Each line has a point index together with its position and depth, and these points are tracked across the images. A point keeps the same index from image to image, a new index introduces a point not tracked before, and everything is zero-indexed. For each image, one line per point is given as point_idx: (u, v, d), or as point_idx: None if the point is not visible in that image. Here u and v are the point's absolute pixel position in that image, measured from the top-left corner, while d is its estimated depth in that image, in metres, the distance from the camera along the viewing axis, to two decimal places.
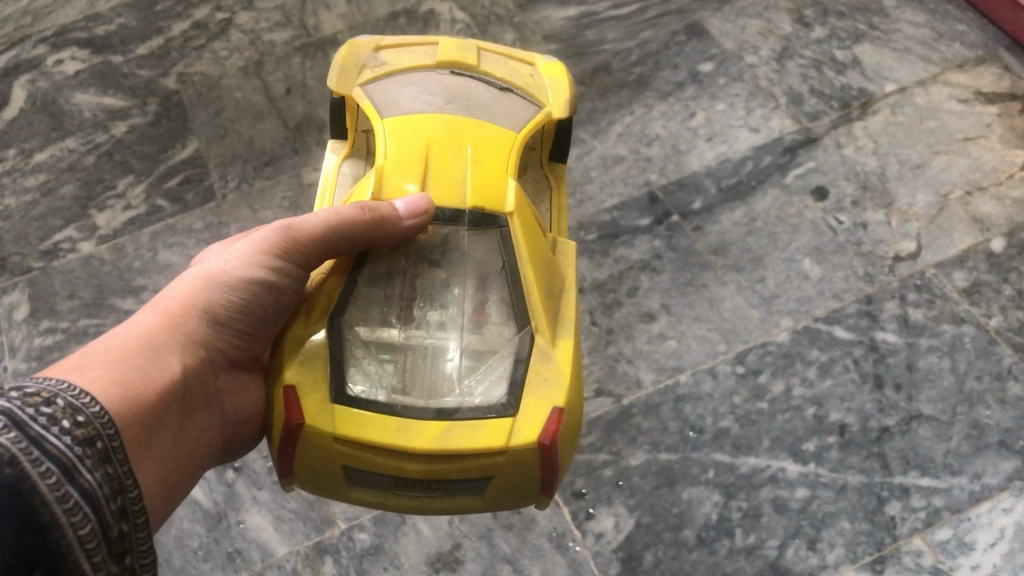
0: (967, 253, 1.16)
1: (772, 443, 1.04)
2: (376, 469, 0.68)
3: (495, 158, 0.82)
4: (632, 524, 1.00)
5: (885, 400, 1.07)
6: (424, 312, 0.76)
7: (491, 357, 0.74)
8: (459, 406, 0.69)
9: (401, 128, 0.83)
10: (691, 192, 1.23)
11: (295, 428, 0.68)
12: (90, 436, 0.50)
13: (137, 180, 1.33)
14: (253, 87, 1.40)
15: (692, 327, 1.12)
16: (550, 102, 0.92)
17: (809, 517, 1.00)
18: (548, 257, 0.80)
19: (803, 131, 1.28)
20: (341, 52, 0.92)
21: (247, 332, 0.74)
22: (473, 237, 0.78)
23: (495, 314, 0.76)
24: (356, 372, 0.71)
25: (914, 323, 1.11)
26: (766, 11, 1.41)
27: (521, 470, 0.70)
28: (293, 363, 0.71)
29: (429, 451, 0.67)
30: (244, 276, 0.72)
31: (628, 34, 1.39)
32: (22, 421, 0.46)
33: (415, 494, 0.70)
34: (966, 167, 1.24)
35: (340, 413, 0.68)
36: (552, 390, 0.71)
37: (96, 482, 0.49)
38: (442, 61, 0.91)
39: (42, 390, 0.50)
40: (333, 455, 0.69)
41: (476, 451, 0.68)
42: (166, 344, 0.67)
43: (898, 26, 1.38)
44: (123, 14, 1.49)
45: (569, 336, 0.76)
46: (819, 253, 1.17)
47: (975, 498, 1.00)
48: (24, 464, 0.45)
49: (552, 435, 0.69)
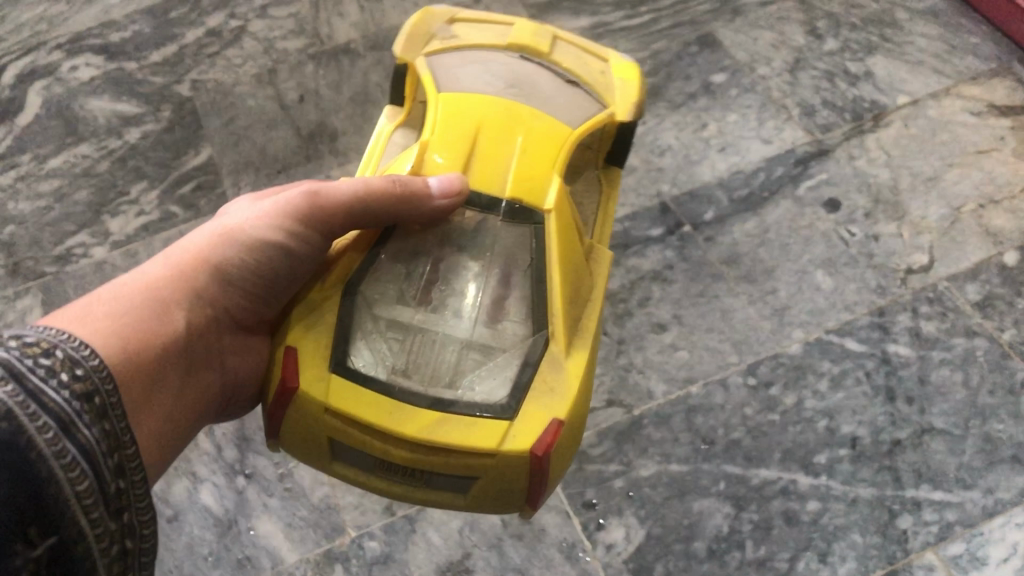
0: (980, 266, 1.16)
1: (783, 456, 1.04)
2: (361, 446, 0.70)
3: (544, 151, 0.81)
4: (643, 535, 1.00)
5: (897, 413, 1.06)
6: (438, 294, 0.76)
7: (499, 355, 0.73)
8: (456, 399, 0.70)
9: (456, 101, 0.83)
10: (703, 203, 1.23)
11: (289, 391, 0.70)
12: (87, 391, 0.50)
13: (150, 187, 1.34)
14: (266, 95, 1.41)
15: (704, 338, 1.12)
16: (615, 104, 0.92)
17: (820, 530, 1.00)
18: (578, 265, 0.80)
19: (815, 143, 1.28)
20: (415, 18, 0.94)
21: (258, 295, 0.75)
22: (507, 228, 0.78)
23: (513, 311, 0.76)
24: (362, 345, 0.73)
25: (927, 336, 1.11)
26: (778, 22, 1.41)
27: (507, 475, 0.70)
28: (300, 327, 0.73)
29: (416, 440, 0.68)
30: (262, 239, 0.72)
31: (640, 44, 1.39)
32: (19, 373, 0.46)
33: (396, 477, 0.71)
34: (979, 180, 1.23)
35: (337, 387, 0.70)
36: (555, 401, 0.71)
37: (92, 438, 0.49)
38: (514, 44, 0.92)
39: (41, 341, 0.50)
40: (321, 424, 0.70)
41: (465, 449, 0.68)
42: (173, 301, 0.68)
43: (911, 38, 1.38)
44: (137, 21, 1.50)
45: (584, 351, 0.76)
46: (831, 265, 1.17)
47: (987, 513, 1.00)
48: (23, 418, 0.44)
49: (546, 448, 0.69)
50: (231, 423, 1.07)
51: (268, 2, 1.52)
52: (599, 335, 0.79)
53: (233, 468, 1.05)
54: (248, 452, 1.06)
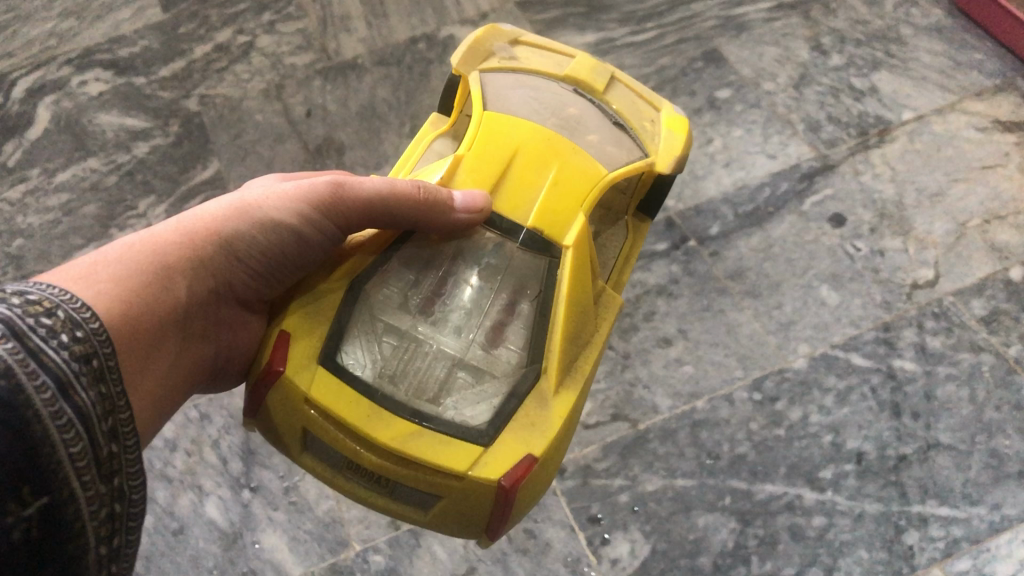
0: (986, 281, 1.16)
1: (788, 471, 1.04)
2: (332, 443, 0.70)
3: (575, 187, 0.82)
4: (648, 550, 0.99)
5: (903, 428, 1.06)
6: (439, 307, 0.77)
7: (490, 381, 0.73)
8: (437, 416, 0.70)
9: (499, 123, 0.84)
10: (709, 217, 1.23)
11: (272, 374, 0.70)
12: (86, 353, 0.49)
13: (158, 201, 1.35)
14: (273, 110, 1.42)
15: (709, 353, 1.12)
16: (657, 154, 0.91)
17: (826, 545, 0.99)
18: (587, 303, 0.80)
19: (820, 158, 1.28)
20: (480, 34, 0.96)
21: (263, 274, 0.74)
22: (521, 256, 0.78)
23: (512, 338, 0.76)
24: (357, 345, 0.73)
25: (932, 351, 1.11)
26: (783, 38, 1.42)
27: (468, 499, 0.70)
28: (297, 314, 0.73)
29: (388, 447, 0.68)
30: (276, 217, 0.71)
31: (646, 60, 1.40)
32: (21, 331, 0.45)
33: (362, 479, 0.72)
34: (985, 195, 1.24)
35: (325, 380, 0.70)
36: (535, 437, 0.71)
37: (89, 402, 0.48)
38: (569, 76, 0.94)
39: (43, 299, 0.49)
40: (298, 415, 0.71)
41: (434, 466, 0.68)
42: (181, 268, 0.66)
43: (915, 54, 1.39)
44: (146, 36, 1.52)
45: (574, 392, 0.75)
46: (836, 280, 1.17)
47: (994, 529, 0.99)
48: (21, 376, 0.43)
49: (514, 481, 0.68)
50: (236, 437, 1.07)
51: (276, 18, 1.53)
52: (591, 377, 0.79)
53: (238, 482, 1.05)
54: (253, 466, 1.06)
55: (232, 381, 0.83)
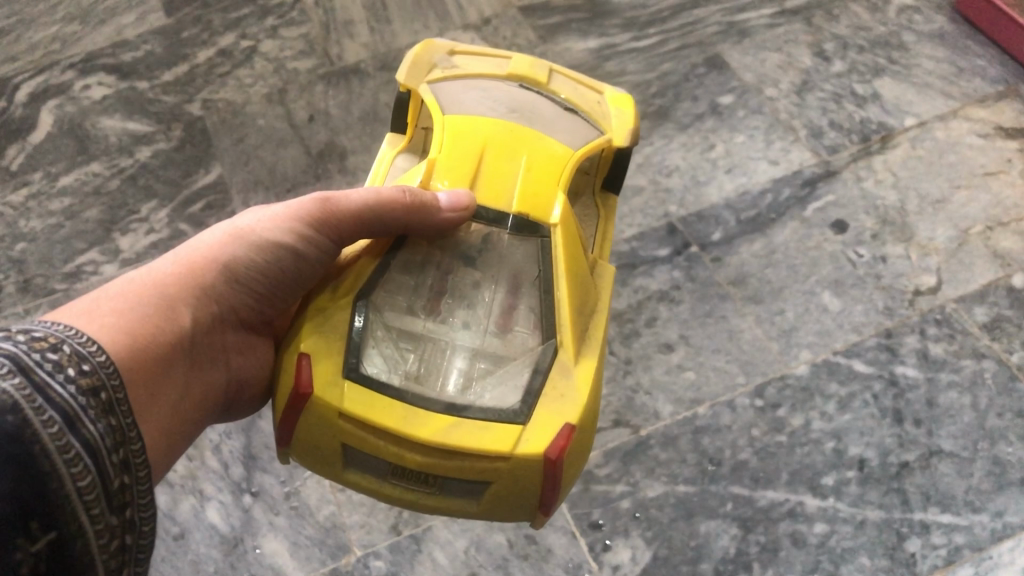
0: (988, 288, 1.16)
1: (790, 477, 1.03)
2: (375, 453, 0.67)
3: (548, 170, 0.82)
4: (650, 557, 0.99)
5: (905, 434, 1.06)
6: (450, 308, 0.76)
7: (511, 363, 0.72)
8: (469, 404, 0.68)
9: (461, 124, 0.84)
10: (710, 223, 1.23)
11: (302, 396, 0.67)
12: (93, 387, 0.49)
13: (160, 206, 1.35)
14: (276, 114, 1.42)
15: (711, 359, 1.12)
16: (612, 130, 0.93)
17: (828, 552, 0.99)
18: (585, 274, 0.80)
19: (822, 165, 1.28)
20: (416, 49, 0.94)
21: (264, 296, 0.75)
22: (513, 242, 0.78)
23: (522, 321, 0.75)
24: (373, 354, 0.71)
25: (934, 358, 1.11)
26: (786, 45, 1.42)
27: (519, 483, 0.68)
28: (310, 333, 0.71)
29: (431, 443, 0.66)
30: (270, 237, 0.72)
31: (648, 66, 1.41)
32: (26, 366, 0.45)
33: (409, 486, 0.69)
34: (987, 202, 1.23)
35: (354, 390, 0.67)
36: (567, 406, 0.70)
37: (98, 434, 0.48)
38: (513, 74, 0.93)
39: (48, 336, 0.49)
40: (334, 431, 0.68)
41: (478, 452, 0.66)
42: (182, 296, 0.67)
43: (918, 60, 1.39)
44: (149, 41, 1.52)
45: (593, 357, 0.74)
46: (839, 286, 1.17)
47: (996, 536, 0.99)
48: (27, 411, 0.43)
49: (560, 451, 0.67)
50: (237, 442, 1.08)
51: (279, 23, 1.53)
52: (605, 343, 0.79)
53: (239, 486, 1.05)
54: (254, 470, 1.06)
55: (251, 413, 0.83)
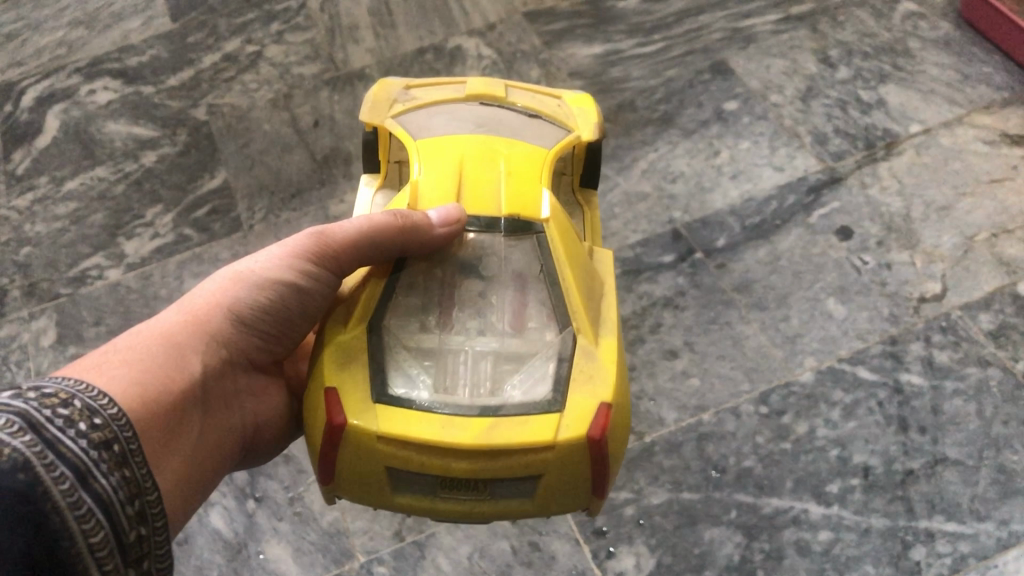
0: (993, 295, 1.15)
1: (795, 485, 1.03)
2: (421, 471, 0.66)
3: (528, 171, 0.82)
4: (653, 564, 0.99)
5: (910, 442, 1.05)
6: (462, 319, 0.75)
7: (532, 359, 0.72)
8: (502, 404, 0.67)
9: (434, 148, 0.84)
10: (715, 230, 1.23)
11: (336, 429, 0.66)
12: (105, 440, 0.50)
13: (165, 210, 1.35)
14: (281, 119, 1.42)
15: (716, 365, 1.12)
16: (579, 128, 0.93)
17: (832, 560, 0.98)
18: (585, 260, 0.80)
19: (827, 171, 1.29)
20: (373, 90, 0.94)
21: (268, 333, 0.75)
22: (508, 244, 0.77)
23: (534, 318, 0.75)
24: (396, 377, 0.70)
25: (939, 365, 1.10)
26: (791, 51, 1.42)
27: (567, 470, 0.67)
28: (331, 367, 0.69)
29: (474, 448, 0.65)
30: (271, 277, 0.73)
31: (653, 72, 1.42)
32: (38, 423, 0.46)
33: (461, 497, 0.68)
34: (992, 209, 1.23)
35: (385, 414, 0.66)
36: (599, 387, 0.69)
37: (111, 487, 0.49)
38: (471, 94, 0.93)
39: (59, 392, 0.50)
40: (377, 456, 0.66)
41: (522, 446, 0.65)
42: (189, 344, 0.67)
43: (923, 67, 1.39)
44: (155, 46, 1.53)
45: (612, 336, 0.74)
46: (843, 293, 1.17)
47: (1001, 545, 0.97)
48: (40, 470, 0.44)
49: (602, 429, 0.66)
50: None
51: (284, 28, 1.54)
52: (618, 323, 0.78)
53: (243, 491, 1.05)
54: (258, 476, 1.06)
55: (268, 455, 0.82)
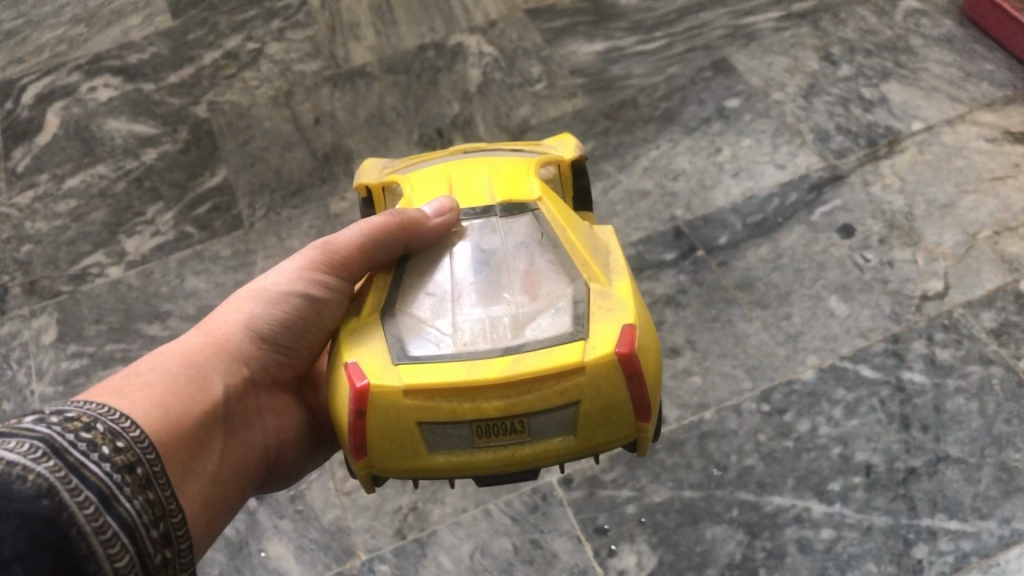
0: (996, 293, 1.14)
1: (797, 483, 1.02)
2: (454, 417, 0.64)
3: (515, 167, 0.84)
4: (655, 562, 0.98)
5: (912, 441, 1.04)
6: (473, 285, 0.73)
7: (546, 309, 0.70)
8: (523, 342, 0.66)
9: (423, 175, 0.86)
10: (717, 227, 1.24)
11: (360, 393, 0.65)
12: (129, 463, 0.51)
13: (166, 207, 1.35)
14: (282, 117, 1.42)
15: (717, 364, 1.12)
16: (560, 150, 0.93)
17: (834, 558, 0.97)
18: (586, 228, 0.78)
19: (829, 169, 1.28)
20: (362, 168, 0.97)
21: (286, 349, 0.76)
22: (505, 221, 0.78)
23: (546, 270, 0.73)
24: (412, 340, 0.68)
25: (942, 363, 1.09)
26: (793, 48, 1.42)
27: (604, 392, 0.65)
28: (349, 347, 0.69)
29: (500, 379, 0.64)
30: (285, 291, 0.75)
31: (655, 69, 1.42)
32: (62, 449, 0.47)
33: (500, 442, 0.66)
34: (995, 207, 1.22)
35: (407, 369, 0.65)
36: (619, 313, 0.68)
37: (134, 511, 0.49)
38: (455, 146, 0.96)
39: (82, 415, 0.51)
40: (408, 411, 0.65)
41: (552, 372, 0.64)
42: (209, 362, 0.69)
43: (925, 64, 1.39)
44: (155, 43, 1.53)
45: (625, 275, 0.72)
46: (845, 291, 1.16)
47: (1004, 543, 0.96)
48: (64, 494, 0.45)
49: (630, 344, 0.65)
50: None
51: (285, 25, 1.53)
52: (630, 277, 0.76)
53: None
54: None
55: (295, 476, 0.83)
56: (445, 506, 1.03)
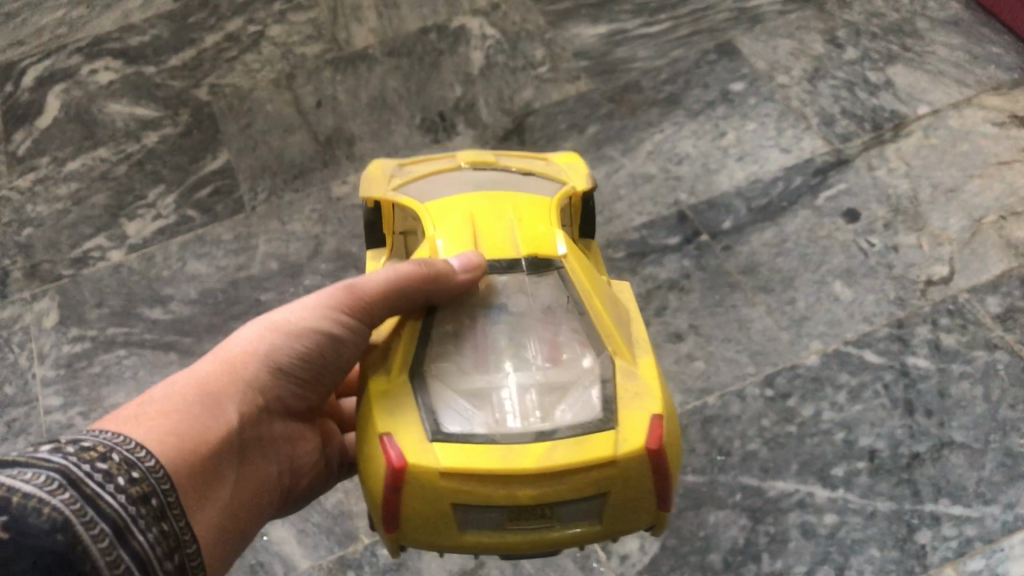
0: (1001, 278, 1.14)
1: (800, 468, 1.02)
2: (487, 502, 0.64)
3: (537, 214, 0.82)
4: (658, 547, 0.98)
5: (916, 426, 1.04)
6: (501, 351, 0.73)
7: (574, 387, 0.69)
8: (556, 426, 0.65)
9: (441, 208, 0.83)
10: (721, 212, 1.24)
11: (397, 472, 0.64)
12: (144, 494, 0.53)
13: (167, 191, 1.34)
14: (283, 100, 1.41)
15: (721, 349, 1.11)
16: (571, 178, 0.92)
17: (837, 544, 0.97)
18: (606, 290, 0.79)
19: (834, 153, 1.28)
20: (369, 168, 0.92)
21: (306, 380, 0.74)
22: (531, 280, 0.77)
23: (569, 345, 0.73)
24: (446, 415, 0.67)
25: (946, 349, 1.09)
26: (798, 31, 1.41)
27: (632, 484, 0.65)
28: (381, 413, 0.68)
29: (536, 472, 0.63)
30: (308, 328, 0.72)
31: (659, 52, 1.41)
32: (78, 479, 0.49)
33: (528, 525, 0.66)
34: (1001, 192, 1.22)
35: (444, 450, 0.64)
36: (648, 401, 0.68)
37: (148, 542, 0.51)
38: (464, 162, 0.92)
39: (98, 445, 0.53)
40: (441, 494, 0.64)
41: (586, 465, 0.63)
42: (225, 393, 0.66)
43: (932, 47, 1.38)
44: (156, 26, 1.52)
45: (649, 354, 0.72)
46: (850, 276, 1.16)
47: (1008, 528, 0.96)
48: (78, 527, 0.47)
49: (660, 440, 0.65)
50: None
51: (287, 8, 1.52)
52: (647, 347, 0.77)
53: None
54: None
55: (305, 500, 0.81)
56: None
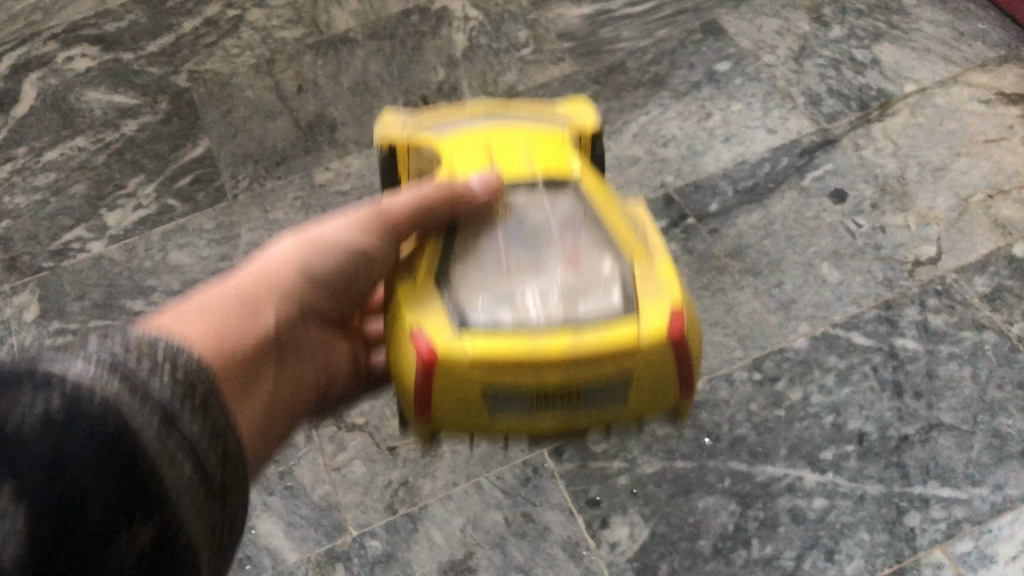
0: (989, 258, 1.13)
1: (789, 452, 1.02)
2: (516, 388, 0.63)
3: (552, 144, 0.80)
4: (648, 533, 0.98)
5: (905, 408, 1.03)
6: (519, 246, 0.70)
7: (596, 287, 0.66)
8: (580, 314, 0.64)
9: (453, 145, 0.81)
10: (708, 194, 1.23)
11: (426, 363, 0.63)
12: (192, 382, 0.48)
13: (147, 180, 1.33)
14: (264, 85, 1.39)
15: (709, 333, 1.11)
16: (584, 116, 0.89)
17: (827, 528, 0.97)
18: (622, 207, 0.76)
19: (821, 133, 1.27)
20: (380, 120, 0.91)
21: (340, 293, 0.73)
22: (547, 195, 0.74)
23: (591, 246, 0.69)
24: (475, 304, 0.66)
25: (934, 330, 1.08)
26: (784, 10, 1.40)
27: (655, 370, 0.64)
28: (410, 312, 0.66)
29: (564, 360, 0.62)
30: (343, 243, 0.71)
31: (644, 32, 1.39)
32: (123, 369, 0.45)
33: (559, 414, 0.64)
34: (989, 170, 1.21)
35: (469, 337, 0.63)
36: (665, 296, 0.65)
37: (201, 434, 0.46)
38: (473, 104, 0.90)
39: (141, 336, 0.49)
40: (471, 380, 0.63)
41: (610, 351, 0.62)
42: (262, 298, 0.66)
43: (918, 24, 1.36)
44: (133, 11, 1.49)
45: (664, 256, 0.69)
46: (838, 257, 1.15)
47: (996, 510, 0.96)
48: (120, 396, 0.42)
49: (681, 330, 0.63)
50: None
51: None
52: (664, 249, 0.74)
53: None
54: None
55: (333, 412, 0.81)
56: (435, 480, 1.02)
